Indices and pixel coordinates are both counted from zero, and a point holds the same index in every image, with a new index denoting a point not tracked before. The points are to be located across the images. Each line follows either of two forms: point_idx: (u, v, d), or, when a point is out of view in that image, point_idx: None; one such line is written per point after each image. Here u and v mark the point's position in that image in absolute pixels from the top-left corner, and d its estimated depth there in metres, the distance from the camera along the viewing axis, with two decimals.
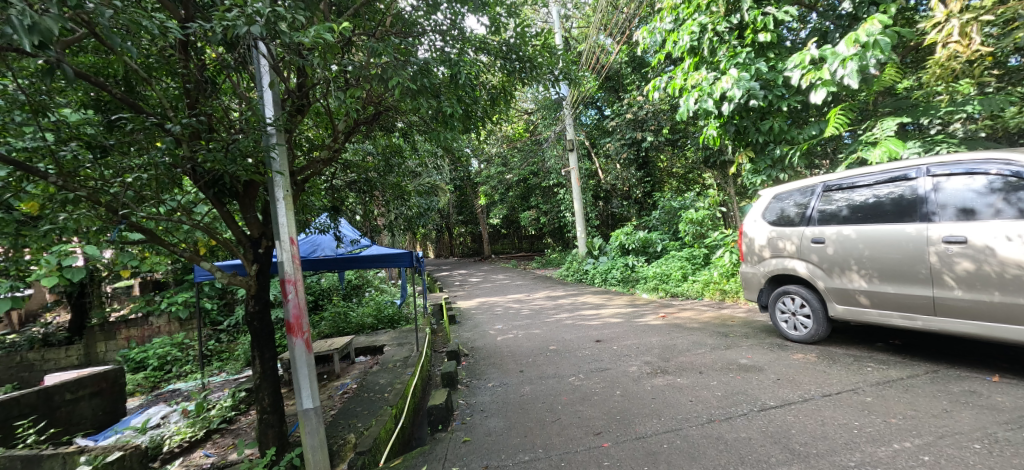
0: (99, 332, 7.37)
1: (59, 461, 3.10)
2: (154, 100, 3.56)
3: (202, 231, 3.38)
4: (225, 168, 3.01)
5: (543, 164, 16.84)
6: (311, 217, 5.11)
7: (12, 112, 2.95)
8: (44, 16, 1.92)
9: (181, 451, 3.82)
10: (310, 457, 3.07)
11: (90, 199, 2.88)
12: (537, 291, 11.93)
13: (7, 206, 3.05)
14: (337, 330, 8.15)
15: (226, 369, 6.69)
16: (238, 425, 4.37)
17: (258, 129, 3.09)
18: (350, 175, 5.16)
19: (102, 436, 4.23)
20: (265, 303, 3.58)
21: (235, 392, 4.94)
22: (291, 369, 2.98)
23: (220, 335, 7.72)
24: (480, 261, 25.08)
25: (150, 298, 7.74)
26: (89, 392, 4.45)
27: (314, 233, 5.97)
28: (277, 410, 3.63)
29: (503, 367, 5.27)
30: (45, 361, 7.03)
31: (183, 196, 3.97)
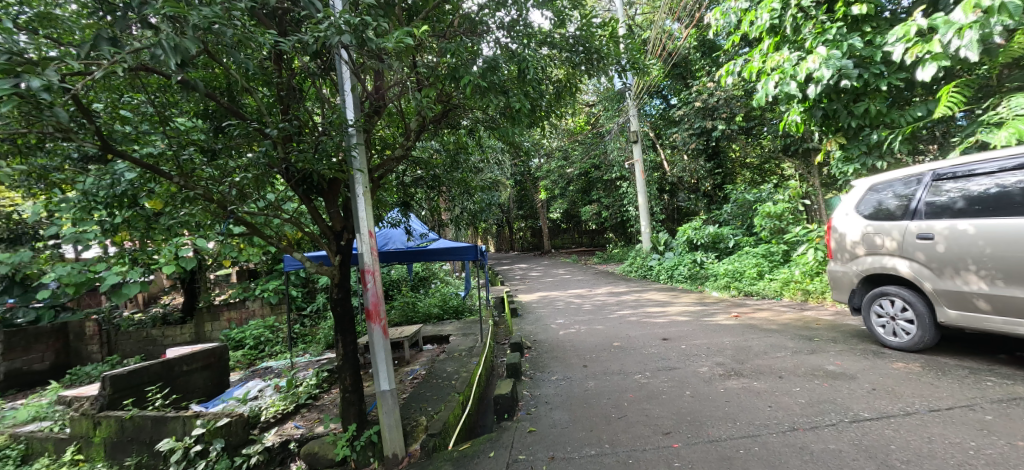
0: (206, 313, 8.24)
1: (179, 424, 3.68)
2: (252, 108, 3.95)
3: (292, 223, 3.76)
4: (314, 166, 3.33)
5: (605, 156, 16.50)
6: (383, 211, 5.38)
7: (143, 123, 3.61)
8: (184, 38, 2.21)
9: (276, 421, 4.21)
10: (388, 435, 3.36)
11: (205, 197, 3.37)
12: (599, 286, 11.76)
13: (139, 203, 3.66)
14: (406, 318, 8.61)
15: (309, 351, 7.29)
16: (322, 402, 4.75)
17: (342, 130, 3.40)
18: (417, 172, 5.28)
19: (211, 404, 4.76)
20: (346, 291, 3.90)
21: (319, 371, 5.32)
22: (371, 353, 3.26)
23: (304, 320, 8.39)
24: (540, 256, 25.13)
25: (246, 285, 8.65)
26: (202, 365, 5.06)
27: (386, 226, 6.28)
28: (357, 389, 3.90)
29: (566, 361, 5.28)
30: (164, 337, 8.05)
31: (276, 195, 4.38)
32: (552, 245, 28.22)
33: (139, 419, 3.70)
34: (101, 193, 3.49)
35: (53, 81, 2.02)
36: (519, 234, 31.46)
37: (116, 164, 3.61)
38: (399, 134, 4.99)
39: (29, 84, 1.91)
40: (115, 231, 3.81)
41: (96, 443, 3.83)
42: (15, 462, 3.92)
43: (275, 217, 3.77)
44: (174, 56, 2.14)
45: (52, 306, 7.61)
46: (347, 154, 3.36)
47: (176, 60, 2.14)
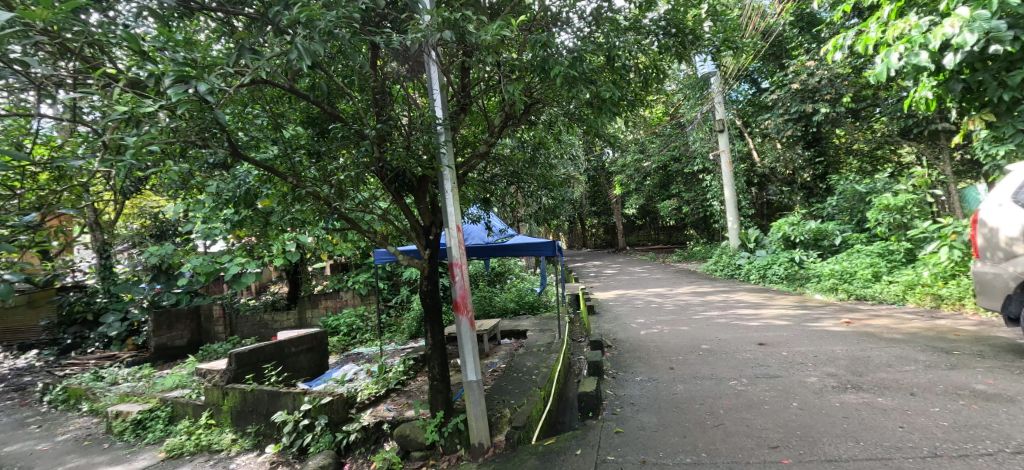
0: (308, 301, 8.98)
1: (290, 399, 4.12)
2: (350, 111, 4.26)
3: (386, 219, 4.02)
4: (407, 164, 3.54)
5: (686, 148, 15.60)
6: (465, 207, 5.48)
7: (261, 132, 4.06)
8: (313, 44, 2.64)
9: (371, 402, 4.45)
10: (474, 425, 3.48)
11: (314, 196, 3.71)
12: (681, 285, 11.16)
13: (257, 202, 4.12)
14: (483, 312, 8.81)
15: (395, 340, 7.73)
16: (410, 388, 4.95)
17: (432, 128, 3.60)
18: (499, 168, 5.26)
19: (315, 384, 5.14)
20: (435, 283, 4.09)
21: (406, 359, 5.55)
22: (459, 344, 3.42)
23: (391, 310, 8.92)
24: (614, 253, 24.46)
25: (340, 277, 9.30)
26: (307, 347, 5.52)
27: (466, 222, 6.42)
28: (445, 378, 4.06)
29: (651, 362, 5.06)
30: (275, 321, 8.81)
31: (370, 194, 4.68)
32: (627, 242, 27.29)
33: (258, 393, 4.17)
34: (232, 195, 4.03)
35: (210, 87, 2.39)
36: (591, 231, 30.85)
37: (238, 167, 4.08)
38: (481, 131, 5.08)
39: (198, 89, 2.32)
40: (238, 226, 4.33)
41: (224, 410, 4.36)
42: (164, 421, 4.58)
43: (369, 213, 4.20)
44: (305, 56, 2.58)
45: (189, 291, 8.77)
46: (436, 151, 3.54)
47: (307, 60, 2.57)
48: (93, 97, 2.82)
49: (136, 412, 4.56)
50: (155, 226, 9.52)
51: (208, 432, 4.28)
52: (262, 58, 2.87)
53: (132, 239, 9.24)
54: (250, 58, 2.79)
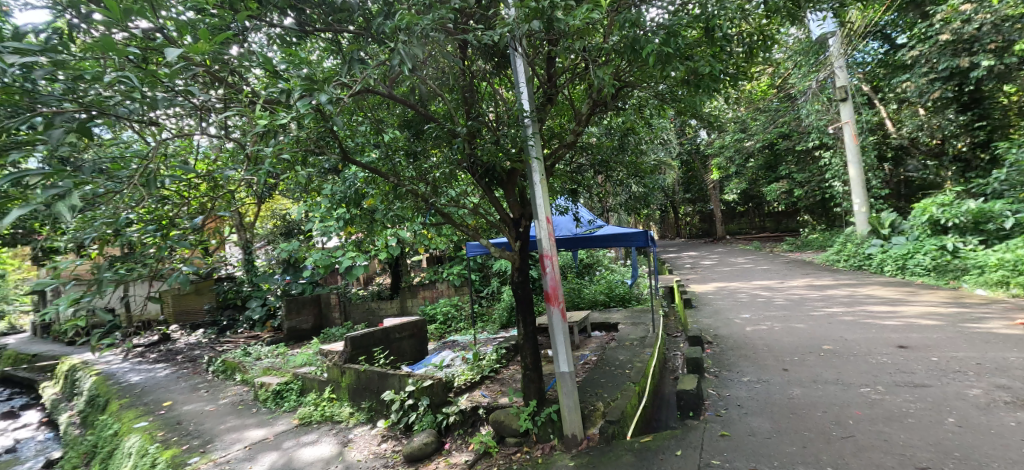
0: (408, 291, 9.56)
1: (396, 381, 4.48)
2: (442, 111, 4.48)
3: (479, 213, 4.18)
4: (497, 158, 3.64)
5: (798, 122, 13.87)
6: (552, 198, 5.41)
7: (364, 136, 4.43)
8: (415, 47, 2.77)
9: (467, 387, 4.69)
10: (567, 416, 3.50)
11: (413, 193, 3.99)
12: (794, 278, 10.02)
13: (363, 200, 4.50)
14: (572, 303, 8.70)
15: (487, 329, 7.97)
16: (503, 376, 5.09)
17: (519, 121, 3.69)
18: (588, 157, 5.10)
19: (417, 367, 5.45)
20: (526, 275, 4.17)
21: (499, 348, 5.71)
22: (551, 335, 3.47)
23: (482, 300, 9.20)
24: (712, 243, 22.68)
25: (436, 269, 9.80)
26: (409, 334, 5.87)
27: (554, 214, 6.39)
28: (536, 368, 4.11)
29: (761, 363, 4.66)
30: (381, 308, 9.56)
31: (462, 190, 4.88)
32: (726, 231, 25.09)
33: (369, 373, 4.61)
34: (345, 195, 4.47)
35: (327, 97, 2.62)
36: (685, 220, 28.86)
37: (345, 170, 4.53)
38: (568, 121, 5.00)
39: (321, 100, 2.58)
40: (350, 224, 4.78)
41: (342, 386, 4.87)
42: (297, 393, 5.25)
43: (462, 207, 4.43)
44: (407, 60, 2.75)
45: (312, 282, 9.87)
46: (524, 144, 3.61)
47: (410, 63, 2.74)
48: (238, 117, 3.24)
49: (275, 384, 5.27)
50: (284, 226, 10.88)
51: (331, 405, 4.82)
52: (367, 66, 3.11)
53: (267, 238, 10.67)
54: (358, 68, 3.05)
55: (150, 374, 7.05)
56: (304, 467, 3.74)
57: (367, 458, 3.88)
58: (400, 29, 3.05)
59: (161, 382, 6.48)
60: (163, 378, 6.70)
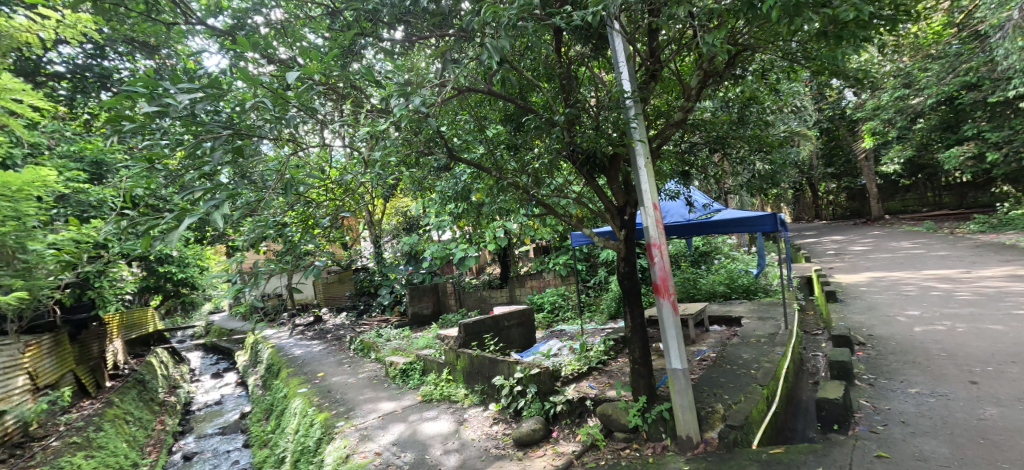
0: (516, 280, 9.83)
1: (505, 366, 4.70)
2: (541, 102, 4.47)
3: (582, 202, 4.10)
4: (597, 144, 3.53)
5: (992, 66, 10.82)
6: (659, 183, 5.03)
7: (468, 134, 4.65)
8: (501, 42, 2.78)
9: (574, 378, 4.71)
10: (680, 415, 3.29)
11: (515, 186, 4.07)
12: (985, 265, 7.96)
13: (468, 195, 4.75)
14: (686, 294, 7.97)
15: (595, 319, 7.81)
16: (611, 368, 4.99)
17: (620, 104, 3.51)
18: (699, 135, 4.64)
19: (525, 354, 5.59)
20: (633, 265, 3.96)
21: (606, 339, 5.58)
22: (660, 328, 3.29)
23: (589, 290, 9.01)
24: (866, 224, 19.03)
25: (542, 259, 9.76)
26: (517, 322, 5.98)
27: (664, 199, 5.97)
28: (646, 362, 3.91)
29: (934, 372, 3.83)
30: (492, 296, 10.04)
31: (562, 179, 4.84)
32: (886, 209, 20.86)
33: (482, 358, 4.92)
34: (453, 191, 4.76)
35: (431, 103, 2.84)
36: (829, 198, 24.70)
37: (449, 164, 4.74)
38: (674, 97, 4.59)
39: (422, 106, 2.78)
40: (459, 218, 5.11)
41: (457, 369, 5.28)
42: (420, 372, 5.82)
43: (565, 196, 4.39)
44: (494, 53, 2.79)
45: (430, 271, 10.69)
46: (626, 127, 3.44)
47: (496, 56, 2.78)
48: (358, 127, 3.66)
49: (402, 363, 5.92)
50: (406, 222, 11.97)
51: (448, 385, 5.24)
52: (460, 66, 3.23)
53: (392, 233, 11.86)
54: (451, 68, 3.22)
55: (309, 349, 8.46)
56: (426, 440, 4.15)
57: (479, 437, 4.14)
58: (487, 23, 3.13)
59: (316, 356, 7.72)
60: (318, 353, 7.98)
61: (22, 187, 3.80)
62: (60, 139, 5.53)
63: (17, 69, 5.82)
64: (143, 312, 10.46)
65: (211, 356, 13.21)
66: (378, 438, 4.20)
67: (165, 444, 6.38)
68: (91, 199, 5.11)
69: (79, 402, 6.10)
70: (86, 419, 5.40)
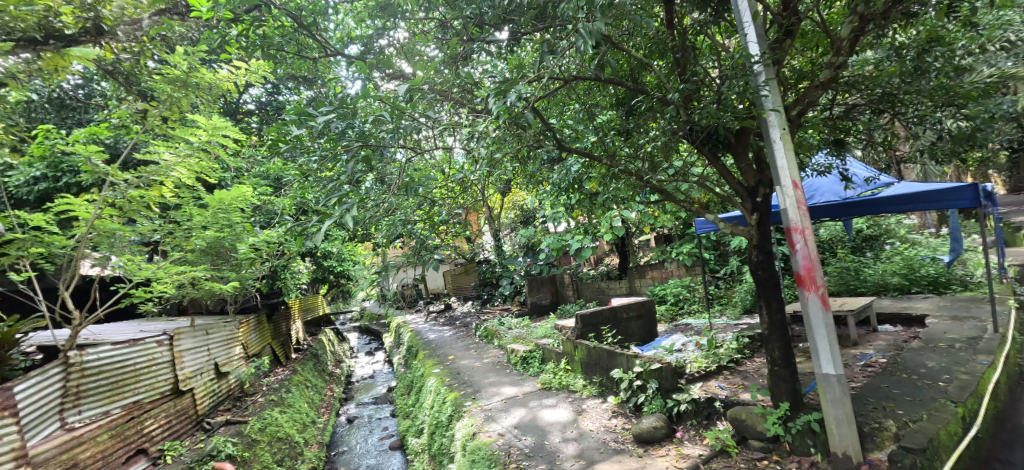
0: (635, 271, 9.27)
1: (624, 359, 4.57)
2: (654, 82, 4.17)
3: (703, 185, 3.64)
4: (719, 120, 3.15)
5: None
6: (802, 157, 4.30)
7: (579, 125, 4.62)
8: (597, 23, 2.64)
9: (701, 376, 4.34)
10: (835, 429, 2.81)
11: (628, 172, 3.87)
12: None
13: (578, 186, 4.68)
14: (845, 286, 6.69)
15: (728, 313, 7.04)
16: (746, 368, 4.51)
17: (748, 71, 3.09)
18: (856, 95, 3.85)
19: (646, 348, 5.32)
20: (768, 254, 3.37)
21: (740, 336, 5.02)
22: (807, 325, 2.85)
23: (719, 282, 8.15)
24: None
25: (665, 248, 9.16)
26: (636, 314, 5.71)
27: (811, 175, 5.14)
28: (788, 364, 3.34)
29: None
30: (609, 288, 9.52)
31: (681, 161, 4.46)
32: None
33: (600, 349, 4.86)
34: (565, 182, 4.74)
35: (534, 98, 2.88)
36: None
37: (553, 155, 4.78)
38: (821, 54, 3.86)
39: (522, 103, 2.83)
40: (573, 209, 5.12)
41: (576, 359, 5.31)
42: (539, 361, 5.98)
43: (687, 180, 3.90)
44: (590, 39, 2.63)
45: (547, 262, 10.73)
46: (755, 96, 3.01)
47: (591, 41, 2.62)
48: (469, 130, 3.90)
49: (522, 351, 6.15)
50: (522, 215, 12.26)
51: (567, 375, 5.30)
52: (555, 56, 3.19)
53: (511, 225, 12.28)
54: (550, 60, 3.17)
55: (441, 334, 9.32)
56: (546, 426, 4.27)
57: (598, 429, 4.09)
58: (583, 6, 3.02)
59: (447, 341, 8.48)
60: (449, 338, 8.75)
61: (230, 202, 4.95)
62: (253, 163, 7.02)
63: (225, 110, 7.54)
64: (317, 298, 12.63)
65: (366, 338, 15.38)
66: (501, 419, 4.47)
67: (334, 408, 7.73)
68: (274, 209, 6.39)
69: (276, 369, 7.71)
70: (281, 382, 6.82)
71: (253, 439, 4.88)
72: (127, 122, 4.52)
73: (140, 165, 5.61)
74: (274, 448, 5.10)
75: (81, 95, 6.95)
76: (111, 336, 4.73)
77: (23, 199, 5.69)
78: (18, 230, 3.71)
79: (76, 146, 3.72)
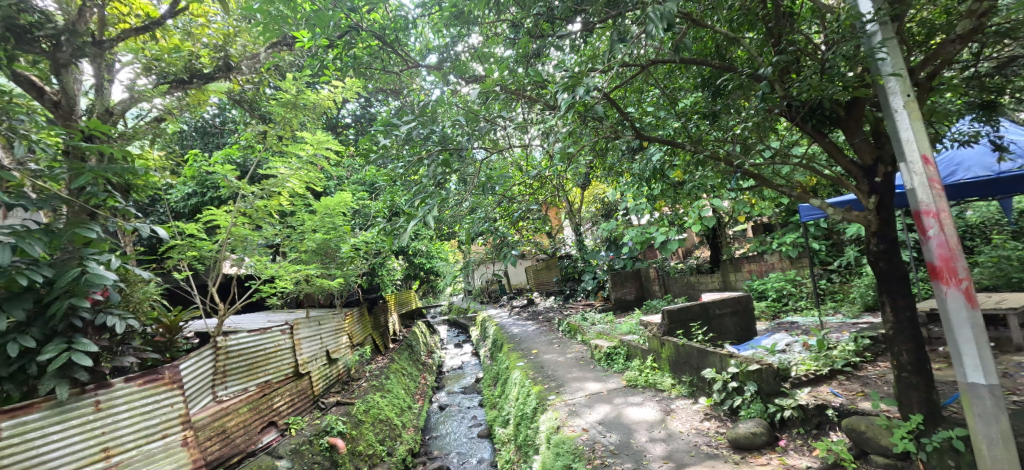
0: (730, 264, 8.55)
1: (717, 359, 4.25)
2: (744, 57, 3.78)
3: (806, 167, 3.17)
4: (823, 92, 2.72)
5: None
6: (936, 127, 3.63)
7: (660, 111, 4.37)
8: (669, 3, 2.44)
9: (809, 380, 3.89)
10: (986, 451, 2.34)
11: (716, 158, 3.56)
12: None
13: (659, 175, 4.45)
14: (1004, 280, 5.55)
15: (843, 311, 6.21)
16: (866, 374, 3.95)
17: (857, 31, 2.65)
18: (1010, 48, 3.16)
19: (742, 347, 4.89)
20: (893, 242, 2.80)
21: (858, 337, 4.41)
22: (946, 325, 2.40)
23: (832, 275, 7.20)
24: None
25: (763, 238, 8.24)
26: (731, 310, 5.27)
27: (949, 147, 4.32)
28: (922, 371, 2.81)
29: None
30: (700, 282, 8.88)
31: (778, 141, 4.01)
32: None
33: (691, 347, 4.59)
34: (645, 171, 4.53)
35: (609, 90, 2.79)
36: None
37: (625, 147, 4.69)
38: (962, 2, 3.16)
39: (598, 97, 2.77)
40: (656, 200, 4.89)
41: (664, 357, 5.09)
42: (624, 357, 5.81)
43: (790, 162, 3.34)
44: (660, 22, 2.42)
45: (632, 256, 10.34)
46: (870, 60, 2.56)
47: (661, 23, 2.42)
48: (544, 127, 3.89)
49: (606, 347, 6.03)
50: (604, 208, 11.92)
51: (654, 373, 5.09)
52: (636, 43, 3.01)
53: (592, 219, 12.02)
54: (622, 47, 3.02)
55: (524, 328, 9.49)
56: (632, 424, 4.14)
57: (688, 431, 3.87)
58: None
59: (531, 335, 8.61)
60: (532, 332, 8.87)
61: (334, 208, 5.54)
62: (351, 171, 7.76)
63: (327, 125, 8.41)
64: (409, 293, 13.56)
65: (455, 331, 16.17)
66: (585, 415, 4.43)
67: (428, 395, 8.29)
68: (369, 212, 7.00)
69: (377, 358, 8.45)
70: (381, 369, 7.48)
71: (359, 419, 5.44)
72: (251, 143, 5.26)
73: (262, 179, 6.48)
74: (377, 428, 5.63)
75: (218, 122, 8.23)
76: (246, 324, 5.56)
77: (181, 212, 6.90)
78: (178, 237, 4.51)
79: (215, 166, 4.42)
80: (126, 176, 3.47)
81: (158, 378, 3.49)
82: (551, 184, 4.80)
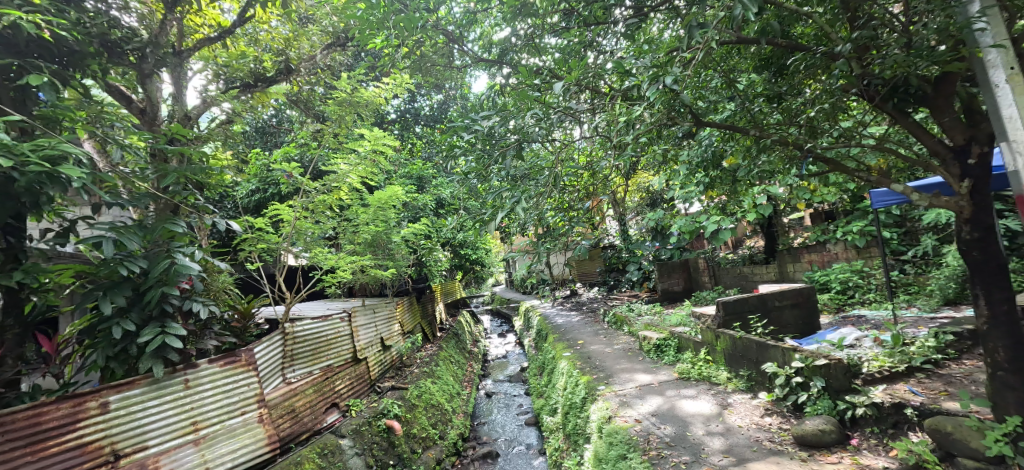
0: (787, 254, 8.14)
1: (780, 353, 4.08)
2: (813, 34, 3.54)
3: (885, 150, 2.93)
4: (910, 70, 2.49)
5: None
6: None
7: (717, 95, 4.18)
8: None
9: (884, 378, 3.65)
10: None
11: (782, 143, 3.36)
12: None
13: (715, 162, 4.28)
14: None
15: (918, 304, 5.77)
16: (949, 372, 3.66)
17: (950, 1, 2.44)
18: None
19: (805, 341, 4.66)
20: (988, 229, 2.56)
21: (938, 332, 4.08)
22: None
23: (905, 266, 6.68)
24: None
25: (825, 226, 7.75)
26: (792, 303, 4.97)
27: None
28: (1021, 370, 2.58)
29: None
30: (754, 273, 8.52)
31: (849, 123, 3.75)
32: None
33: (750, 341, 4.43)
34: (700, 159, 4.37)
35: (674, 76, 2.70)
36: None
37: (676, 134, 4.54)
38: None
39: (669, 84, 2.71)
40: (710, 188, 4.71)
41: (718, 350, 4.94)
42: (674, 349, 5.70)
43: (864, 146, 3.10)
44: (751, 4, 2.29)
45: (680, 247, 10.02)
46: (966, 31, 2.32)
47: (755, 7, 2.30)
48: (596, 117, 3.84)
49: (655, 338, 5.92)
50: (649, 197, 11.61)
51: (708, 366, 4.96)
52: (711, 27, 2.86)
53: (637, 208, 11.74)
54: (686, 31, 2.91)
55: (569, 318, 9.49)
56: (688, 417, 4.06)
57: (749, 426, 3.74)
58: None
59: (576, 325, 8.60)
60: (577, 323, 8.86)
61: (386, 201, 5.73)
62: (399, 165, 7.99)
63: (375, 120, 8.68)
64: (453, 283, 13.85)
65: (498, 320, 16.39)
66: (638, 406, 4.38)
67: (474, 383, 8.49)
68: (416, 204, 7.21)
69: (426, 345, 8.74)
70: (431, 356, 7.72)
71: (413, 403, 5.68)
72: (309, 141, 5.53)
73: (318, 174, 6.80)
74: (429, 412, 5.86)
75: (275, 121, 8.69)
76: (308, 312, 5.89)
77: (247, 207, 7.37)
78: (249, 231, 4.83)
79: (280, 164, 4.69)
80: (204, 174, 3.74)
81: (236, 360, 3.79)
82: (599, 174, 4.73)
